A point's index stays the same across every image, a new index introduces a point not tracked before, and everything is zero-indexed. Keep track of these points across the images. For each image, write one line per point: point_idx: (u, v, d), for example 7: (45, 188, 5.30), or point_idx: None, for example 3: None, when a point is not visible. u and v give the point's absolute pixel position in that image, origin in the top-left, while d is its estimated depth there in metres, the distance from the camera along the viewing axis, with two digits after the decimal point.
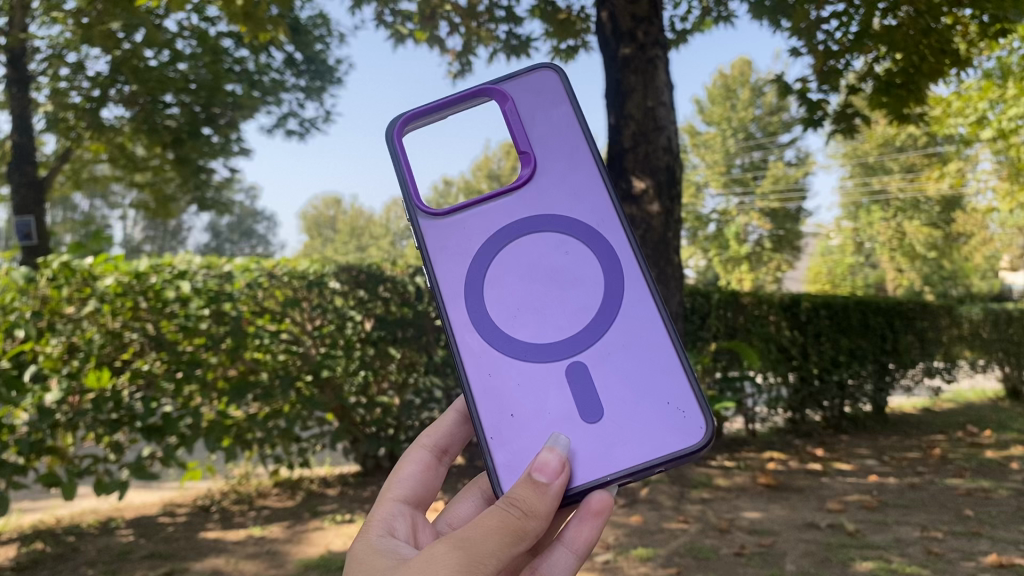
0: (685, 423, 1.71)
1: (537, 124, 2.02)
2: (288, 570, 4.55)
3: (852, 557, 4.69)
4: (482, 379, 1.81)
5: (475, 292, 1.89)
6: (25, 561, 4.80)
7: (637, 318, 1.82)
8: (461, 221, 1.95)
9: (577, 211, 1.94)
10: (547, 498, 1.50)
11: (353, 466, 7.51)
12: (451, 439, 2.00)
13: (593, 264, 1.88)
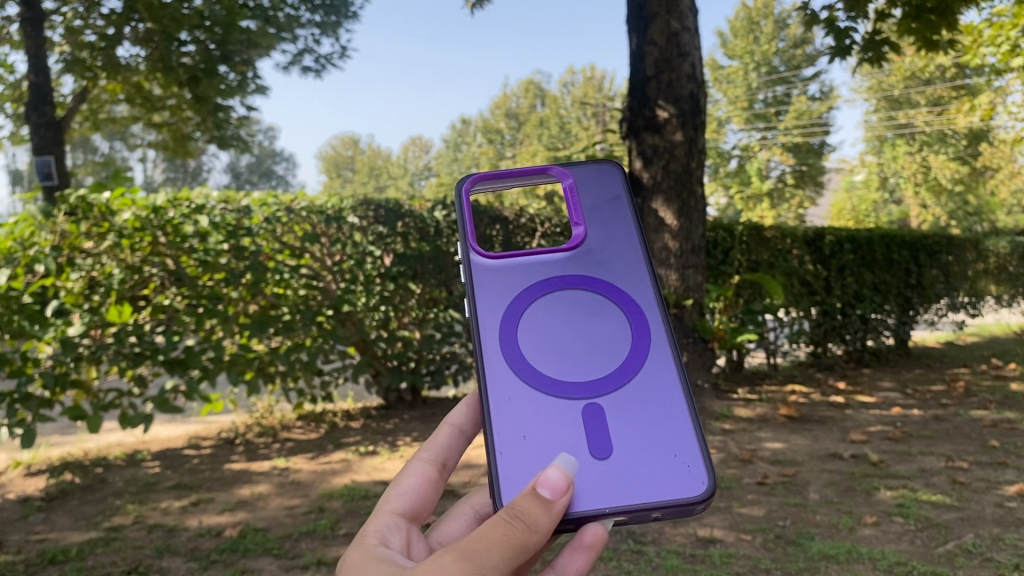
0: (685, 475, 1.52)
1: (588, 194, 1.87)
2: (313, 500, 4.60)
3: (876, 486, 4.66)
4: (501, 406, 1.59)
5: (511, 330, 1.67)
6: (55, 492, 4.87)
7: (658, 378, 1.63)
8: (507, 266, 1.75)
9: (613, 272, 1.76)
10: (550, 514, 1.31)
11: (376, 399, 7.55)
12: (452, 457, 1.80)
13: (625, 323, 1.70)
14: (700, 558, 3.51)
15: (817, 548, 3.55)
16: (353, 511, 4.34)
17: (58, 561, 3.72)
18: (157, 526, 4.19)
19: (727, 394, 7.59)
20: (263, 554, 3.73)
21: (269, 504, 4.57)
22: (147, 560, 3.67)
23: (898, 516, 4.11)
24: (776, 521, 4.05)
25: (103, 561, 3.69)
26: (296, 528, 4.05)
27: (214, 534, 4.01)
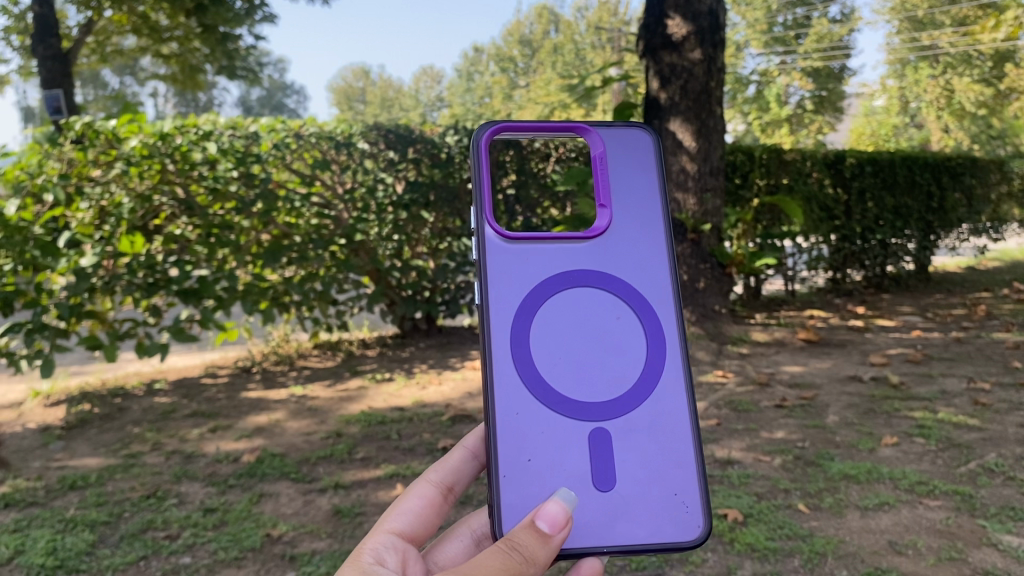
0: (681, 516, 1.55)
1: (615, 177, 1.73)
2: (330, 426, 4.60)
3: (897, 408, 4.61)
4: (508, 420, 1.53)
5: (525, 331, 1.58)
6: (74, 420, 4.90)
7: (668, 403, 1.60)
8: (526, 252, 1.62)
9: (633, 275, 1.66)
10: (547, 548, 1.36)
11: (391, 328, 7.51)
12: (462, 485, 1.74)
13: (641, 335, 1.63)
14: (717, 478, 3.47)
15: (838, 469, 3.50)
16: (370, 436, 4.33)
17: (77, 487, 3.74)
18: (175, 452, 4.20)
19: (745, 320, 7.52)
20: (280, 478, 3.73)
21: (286, 430, 4.58)
22: (165, 485, 3.68)
23: (919, 437, 4.06)
24: (796, 443, 4.00)
25: (122, 487, 3.70)
26: (313, 452, 4.05)
27: (231, 460, 4.01)
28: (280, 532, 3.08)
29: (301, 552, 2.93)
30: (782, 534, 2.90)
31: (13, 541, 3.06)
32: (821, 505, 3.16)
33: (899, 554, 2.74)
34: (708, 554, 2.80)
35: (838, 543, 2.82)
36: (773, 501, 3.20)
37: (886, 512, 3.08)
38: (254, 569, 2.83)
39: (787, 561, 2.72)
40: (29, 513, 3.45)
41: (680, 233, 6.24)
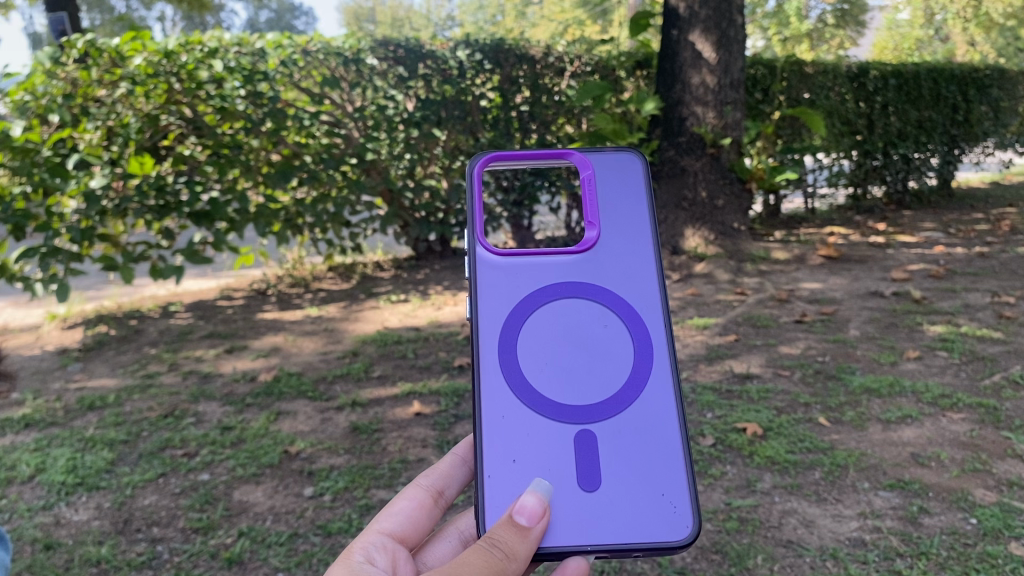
0: (668, 517, 1.43)
1: (604, 190, 1.66)
2: (346, 346, 4.58)
3: (919, 322, 4.54)
4: (494, 425, 1.47)
5: (511, 341, 1.52)
6: (91, 343, 4.92)
7: (656, 408, 1.49)
8: (514, 265, 1.57)
9: (621, 286, 1.58)
10: (526, 542, 1.30)
11: (406, 250, 7.43)
12: (452, 490, 1.65)
13: (628, 341, 1.54)
14: (737, 393, 3.43)
15: (859, 383, 3.45)
16: (386, 356, 4.31)
17: (96, 407, 3.75)
18: (192, 373, 4.20)
19: (765, 238, 7.39)
20: (297, 396, 3.73)
21: (301, 350, 4.57)
22: (183, 404, 3.69)
23: (942, 350, 4.00)
24: (815, 358, 3.94)
25: (140, 407, 3.71)
26: (330, 371, 4.04)
27: (248, 379, 4.01)
28: (298, 449, 3.08)
29: (319, 468, 2.93)
30: (803, 447, 2.86)
31: (34, 460, 3.08)
32: (842, 418, 3.12)
33: (922, 466, 2.70)
34: (728, 467, 2.77)
35: (860, 455, 2.78)
36: (793, 415, 3.15)
37: (908, 425, 3.04)
38: (273, 485, 2.84)
39: (808, 474, 2.69)
40: (50, 432, 3.47)
41: (699, 148, 6.17)
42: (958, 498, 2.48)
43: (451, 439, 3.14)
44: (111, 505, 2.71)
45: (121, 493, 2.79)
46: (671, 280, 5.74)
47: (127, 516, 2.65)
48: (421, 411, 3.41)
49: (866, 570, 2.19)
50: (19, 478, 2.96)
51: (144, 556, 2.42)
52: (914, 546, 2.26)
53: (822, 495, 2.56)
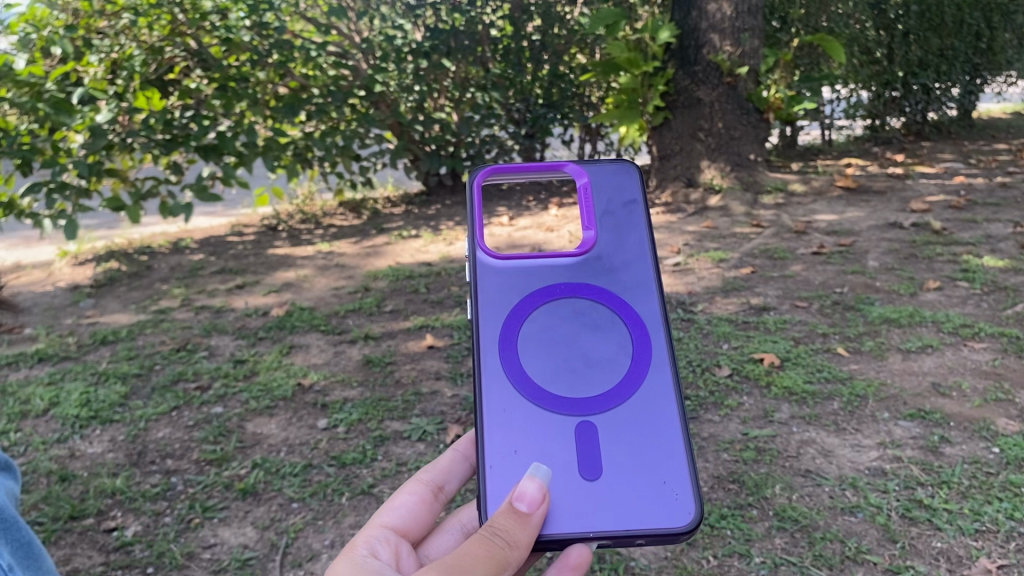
0: (671, 504, 1.35)
1: (601, 192, 1.61)
2: (358, 281, 4.54)
3: (939, 253, 4.45)
4: (494, 418, 1.41)
5: (512, 338, 1.47)
6: (102, 279, 4.88)
7: (656, 403, 1.44)
8: (513, 265, 1.52)
9: (620, 284, 1.52)
10: (526, 530, 1.22)
11: (416, 184, 7.31)
12: (454, 484, 1.55)
13: (627, 338, 1.48)
14: (753, 324, 3.38)
15: (879, 314, 3.39)
16: (398, 291, 4.26)
17: (109, 342, 3.74)
18: (204, 308, 4.18)
19: (781, 170, 7.26)
20: (309, 330, 3.71)
21: (312, 284, 4.54)
22: (195, 339, 3.67)
23: (962, 281, 3.93)
24: (833, 289, 3.87)
25: (152, 342, 3.70)
26: (342, 306, 4.01)
27: (261, 314, 3.99)
28: (311, 382, 3.06)
29: (332, 400, 2.91)
30: (822, 377, 2.82)
31: (48, 394, 3.07)
32: (861, 348, 3.07)
33: (943, 395, 2.66)
34: (745, 398, 2.74)
35: (880, 385, 2.74)
36: (811, 346, 3.11)
37: (929, 355, 2.99)
38: (286, 417, 2.82)
39: (826, 404, 2.65)
40: (64, 367, 3.47)
41: (715, 76, 6.01)
42: (981, 428, 2.44)
43: (463, 372, 3.11)
44: (125, 438, 2.71)
45: (135, 426, 2.79)
46: (685, 213, 5.66)
47: (141, 448, 2.64)
48: (434, 344, 3.38)
49: (886, 500, 2.16)
50: (33, 412, 2.96)
51: (158, 487, 2.42)
52: (936, 475, 2.23)
53: (841, 425, 2.52)
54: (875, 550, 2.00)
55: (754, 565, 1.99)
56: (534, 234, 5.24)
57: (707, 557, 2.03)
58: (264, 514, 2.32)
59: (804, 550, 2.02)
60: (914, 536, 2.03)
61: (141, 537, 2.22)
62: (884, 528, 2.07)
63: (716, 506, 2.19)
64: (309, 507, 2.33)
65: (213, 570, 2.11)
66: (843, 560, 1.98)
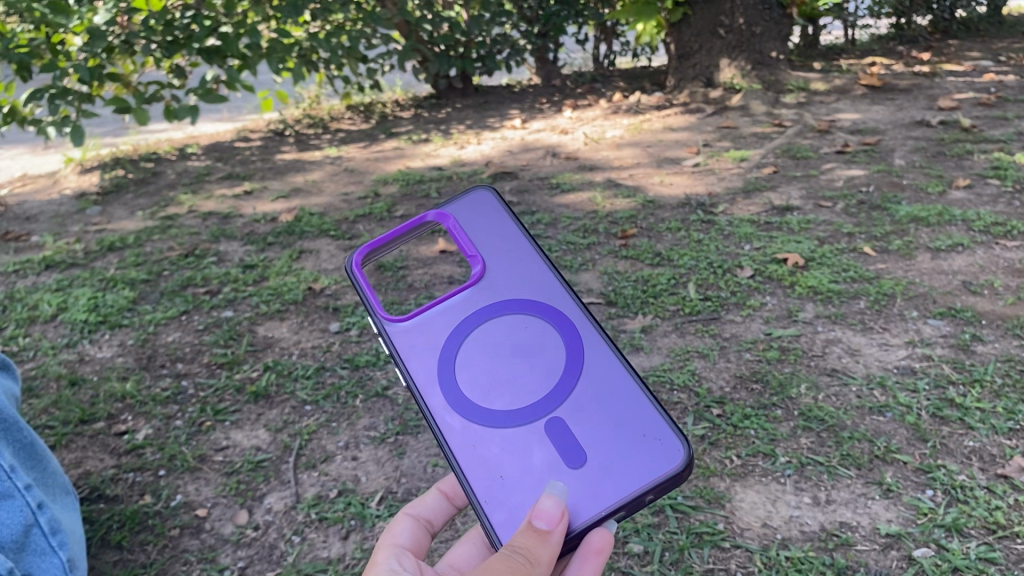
0: (655, 449, 1.24)
1: (470, 224, 1.52)
2: (367, 186, 4.41)
3: (969, 151, 4.29)
4: (467, 457, 1.29)
5: (450, 383, 1.36)
6: (109, 187, 4.78)
7: (602, 367, 1.34)
8: (426, 321, 1.43)
9: (530, 287, 1.44)
10: (549, 546, 1.13)
11: (426, 88, 7.07)
12: (440, 522, 1.45)
13: (553, 330, 1.39)
14: (776, 225, 3.27)
15: (906, 212, 3.27)
16: (409, 195, 4.10)
17: (117, 249, 3.67)
18: (212, 213, 4.09)
19: (803, 69, 6.98)
20: (320, 236, 3.62)
21: (321, 190, 4.42)
22: (204, 244, 3.59)
23: (994, 179, 3.78)
24: (858, 189, 3.73)
25: (160, 248, 3.62)
26: (352, 211, 3.90)
27: (269, 220, 3.89)
28: (322, 286, 2.98)
29: (344, 304, 2.84)
30: (848, 276, 2.73)
31: (55, 299, 3.02)
32: (888, 248, 2.96)
33: (974, 294, 2.57)
34: (768, 298, 2.65)
35: (908, 284, 2.65)
36: (836, 245, 3.00)
37: (959, 254, 2.89)
38: (297, 321, 2.77)
39: (852, 304, 2.57)
40: (71, 274, 3.42)
41: None
42: (1014, 325, 2.36)
43: None
44: (134, 342, 2.67)
45: (144, 331, 2.74)
46: (704, 114, 5.47)
47: (151, 353, 2.60)
48: (447, 249, 3.28)
49: (916, 399, 2.10)
50: (42, 317, 2.92)
51: (168, 391, 2.38)
52: (967, 373, 2.16)
53: (867, 324, 2.44)
54: (905, 449, 1.95)
55: (779, 465, 1.95)
56: (548, 137, 5.08)
57: (730, 457, 1.99)
58: (277, 416, 2.28)
59: (831, 450, 1.97)
60: (945, 435, 1.98)
61: (153, 440, 2.19)
62: (914, 426, 2.01)
63: (739, 407, 2.14)
64: (323, 410, 2.29)
65: (226, 472, 2.08)
66: (871, 460, 1.93)
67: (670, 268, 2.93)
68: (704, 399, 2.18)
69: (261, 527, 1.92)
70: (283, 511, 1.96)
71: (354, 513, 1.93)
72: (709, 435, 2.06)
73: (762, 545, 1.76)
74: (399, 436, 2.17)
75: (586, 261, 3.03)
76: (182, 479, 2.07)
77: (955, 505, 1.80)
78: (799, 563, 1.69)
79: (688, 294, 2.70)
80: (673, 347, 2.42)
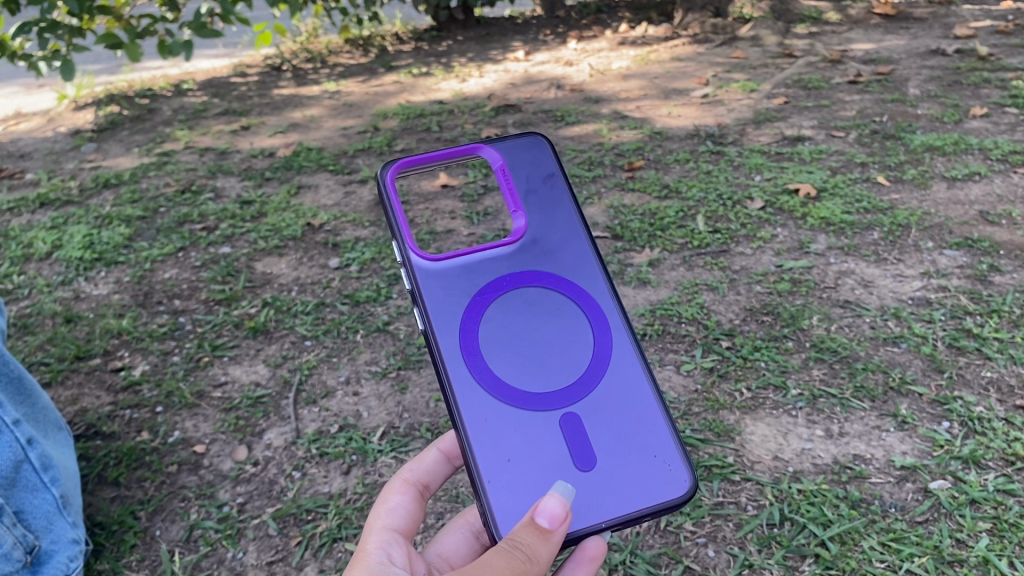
0: (664, 474, 1.24)
1: (519, 175, 1.42)
2: (367, 120, 4.30)
3: (986, 79, 4.17)
4: (477, 429, 1.22)
5: (473, 344, 1.27)
6: (104, 124, 4.68)
7: (625, 376, 1.31)
8: (457, 269, 1.32)
9: (564, 264, 1.37)
10: (549, 545, 1.06)
11: (426, 20, 6.88)
12: (437, 482, 1.39)
13: (582, 320, 1.34)
14: (787, 156, 3.17)
15: (921, 142, 3.17)
16: (409, 129, 3.99)
17: (112, 186, 3.59)
18: (209, 149, 4.00)
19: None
20: (318, 171, 3.53)
21: (320, 125, 4.31)
22: (201, 181, 3.51)
23: (1012, 108, 3.67)
24: (871, 119, 3.62)
25: (156, 184, 3.55)
26: (351, 145, 3.80)
27: (267, 155, 3.81)
28: (321, 221, 2.91)
29: (344, 240, 2.77)
30: (861, 207, 2.65)
31: (50, 236, 2.96)
32: (903, 178, 2.88)
33: (992, 224, 2.50)
34: (779, 230, 2.58)
35: (924, 214, 2.57)
36: (849, 175, 2.92)
37: (976, 183, 2.81)
38: (297, 257, 2.70)
39: (865, 235, 2.50)
40: (67, 211, 3.35)
41: None
42: None
43: (480, 211, 2.94)
44: (131, 279, 2.61)
45: (140, 268, 2.68)
46: (713, 44, 5.31)
47: (148, 289, 2.55)
48: (449, 184, 3.19)
49: (932, 329, 2.05)
50: (36, 255, 2.86)
51: (165, 327, 2.33)
52: (984, 304, 2.11)
53: (882, 256, 2.37)
54: (920, 381, 1.90)
55: (791, 397, 1.90)
56: (552, 69, 4.95)
57: (740, 390, 1.94)
58: (277, 351, 2.24)
59: (844, 382, 1.92)
60: (962, 366, 1.93)
61: (150, 377, 2.15)
62: (929, 357, 1.96)
63: (749, 338, 2.09)
64: (323, 345, 2.25)
65: (224, 408, 2.05)
66: (886, 391, 1.89)
67: (678, 200, 2.85)
68: (713, 331, 2.12)
69: (260, 463, 1.89)
70: (283, 446, 1.93)
71: (356, 448, 1.90)
72: (718, 368, 2.01)
73: (773, 478, 1.72)
74: (401, 370, 2.13)
75: (592, 194, 2.95)
76: (180, 415, 2.03)
77: (972, 437, 1.76)
78: (811, 496, 1.66)
79: (696, 227, 2.63)
80: (682, 280, 2.36)
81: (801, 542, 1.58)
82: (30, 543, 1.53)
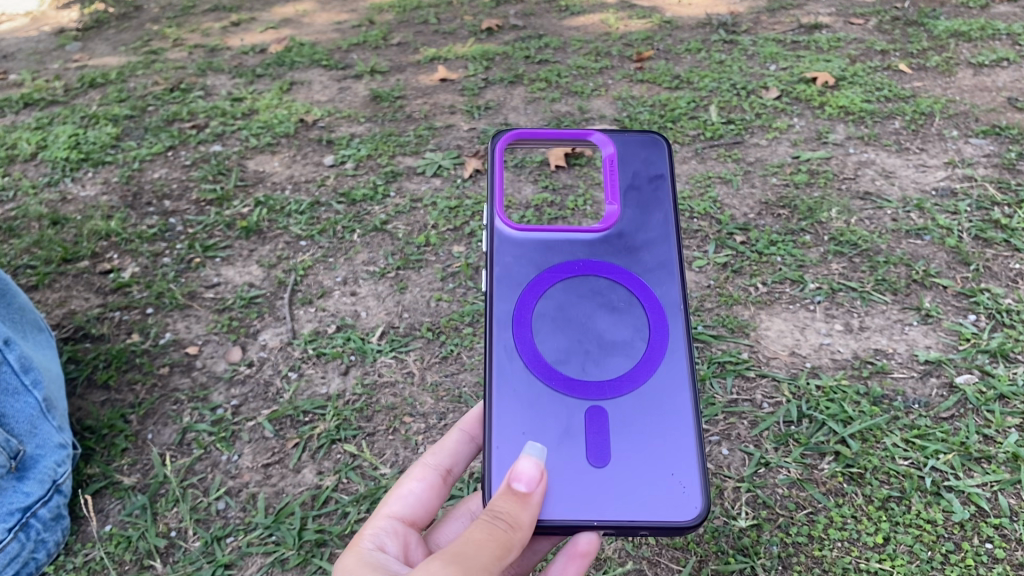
0: (674, 495, 1.10)
1: (628, 165, 1.33)
2: (361, 14, 4.09)
3: None
4: (503, 398, 1.16)
5: (528, 318, 1.21)
6: (89, 23, 4.49)
7: (672, 390, 1.19)
8: (537, 244, 1.27)
9: (641, 264, 1.27)
10: (529, 511, 0.97)
11: None
12: (462, 466, 1.32)
13: (643, 322, 1.23)
14: (804, 44, 3.01)
15: (945, 27, 3.00)
16: (406, 22, 3.80)
17: (98, 85, 3.45)
18: (197, 46, 3.83)
19: None
20: (312, 66, 3.37)
21: (313, 19, 4.11)
22: (190, 78, 3.36)
23: None
24: (893, 4, 3.42)
25: (144, 83, 3.40)
26: (345, 40, 3.62)
27: (258, 52, 3.64)
28: (314, 118, 2.78)
29: (339, 136, 2.65)
30: (882, 95, 2.52)
31: (34, 137, 2.86)
32: (926, 65, 2.73)
33: (1019, 112, 2.38)
34: (795, 120, 2.46)
35: (948, 102, 2.44)
36: (869, 62, 2.76)
37: (1004, 70, 2.67)
38: (290, 155, 2.59)
39: (886, 124, 2.37)
40: (52, 112, 3.23)
41: None
42: None
43: (481, 105, 2.79)
44: (118, 180, 2.52)
45: (128, 168, 2.58)
46: None
47: (136, 190, 2.46)
48: (448, 78, 3.03)
49: (958, 221, 1.95)
50: (21, 156, 2.75)
51: (155, 229, 2.25)
52: (1013, 195, 2.01)
53: (904, 146, 2.26)
54: (945, 273, 1.82)
55: (809, 292, 1.83)
56: None
57: (755, 285, 1.86)
58: (270, 252, 2.15)
59: (865, 276, 1.84)
60: (989, 258, 1.85)
61: (139, 278, 2.08)
62: (954, 250, 1.88)
63: (764, 233, 1.99)
64: (318, 246, 2.16)
65: (217, 309, 1.98)
66: (909, 285, 1.81)
67: (689, 91, 2.71)
68: (727, 226, 2.03)
69: (255, 364, 1.83)
70: (279, 347, 1.87)
71: (354, 348, 1.84)
72: (733, 263, 1.92)
73: (790, 375, 1.66)
74: (401, 271, 2.05)
75: (598, 86, 2.82)
76: (172, 317, 1.97)
77: (1000, 330, 1.69)
78: (830, 393, 1.60)
79: (709, 119, 2.50)
80: (693, 173, 2.25)
81: (820, 440, 1.53)
82: (15, 449, 1.51)
